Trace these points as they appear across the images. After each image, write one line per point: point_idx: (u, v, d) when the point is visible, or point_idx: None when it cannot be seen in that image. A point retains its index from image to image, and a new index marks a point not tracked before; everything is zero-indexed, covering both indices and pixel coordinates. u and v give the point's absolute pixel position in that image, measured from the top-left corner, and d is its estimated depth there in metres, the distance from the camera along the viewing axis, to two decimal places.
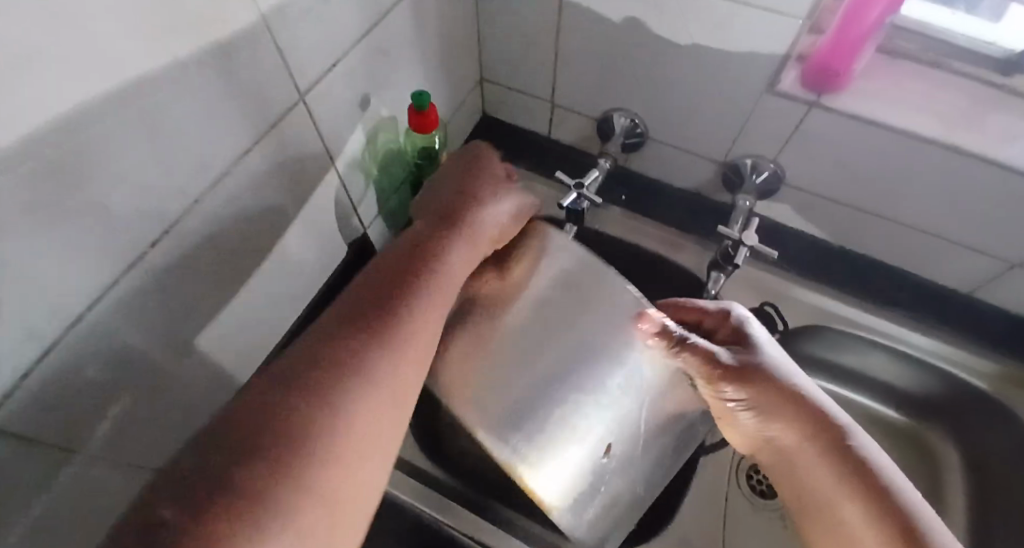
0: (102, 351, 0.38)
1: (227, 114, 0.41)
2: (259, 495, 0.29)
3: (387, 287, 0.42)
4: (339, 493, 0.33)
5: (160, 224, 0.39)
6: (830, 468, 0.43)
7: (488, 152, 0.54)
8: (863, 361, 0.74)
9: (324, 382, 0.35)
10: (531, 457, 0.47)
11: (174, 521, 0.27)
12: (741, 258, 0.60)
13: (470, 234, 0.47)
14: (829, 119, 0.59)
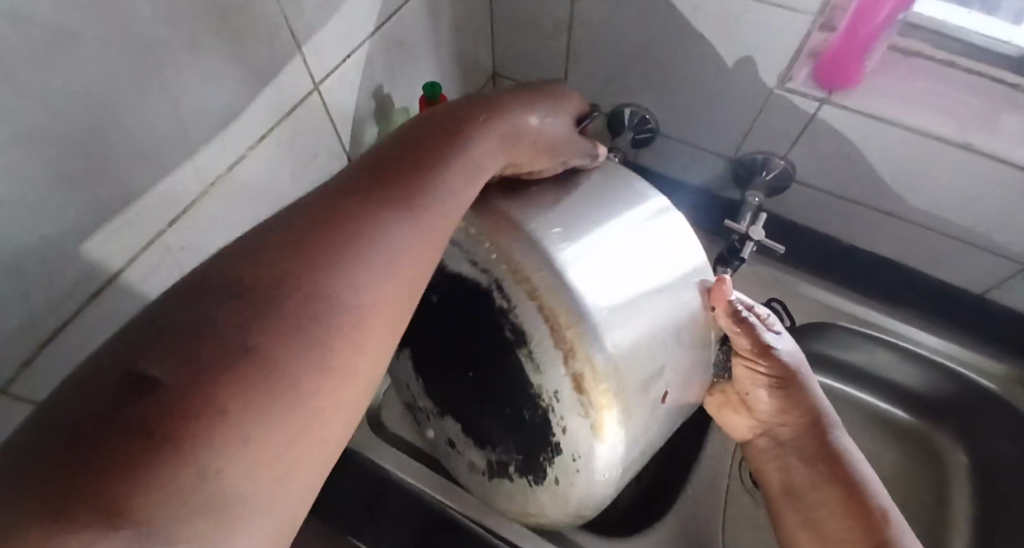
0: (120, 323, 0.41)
1: (243, 100, 0.43)
2: (250, 371, 0.23)
3: (419, 157, 0.34)
4: (343, 379, 0.26)
5: (178, 205, 0.41)
6: (818, 458, 0.49)
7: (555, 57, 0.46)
8: (870, 360, 0.73)
9: (328, 250, 0.27)
10: (618, 385, 0.39)
11: (166, 384, 0.21)
12: (747, 252, 0.61)
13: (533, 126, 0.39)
14: (840, 116, 0.59)
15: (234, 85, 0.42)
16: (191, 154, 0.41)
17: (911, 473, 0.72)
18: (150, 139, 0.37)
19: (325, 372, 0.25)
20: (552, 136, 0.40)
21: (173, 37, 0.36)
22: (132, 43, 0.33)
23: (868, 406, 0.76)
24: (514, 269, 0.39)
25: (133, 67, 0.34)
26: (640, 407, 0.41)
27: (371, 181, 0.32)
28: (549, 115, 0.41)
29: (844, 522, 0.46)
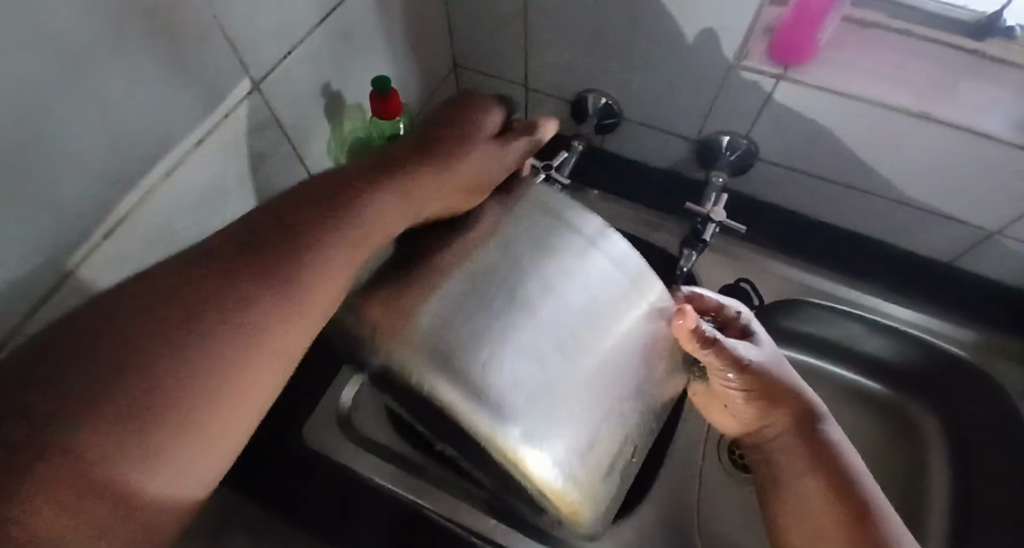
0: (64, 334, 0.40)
1: (179, 105, 0.42)
2: (81, 443, 0.25)
3: (313, 213, 0.34)
4: (186, 451, 0.28)
5: (112, 216, 0.40)
6: (804, 452, 0.48)
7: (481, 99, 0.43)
8: (843, 335, 0.73)
9: (186, 324, 0.29)
10: (534, 443, 0.35)
11: (19, 443, 0.24)
12: (709, 234, 0.60)
13: (442, 159, 0.39)
14: (796, 91, 0.58)
15: (164, 91, 0.41)
16: (122, 165, 0.40)
17: (885, 446, 0.73)
18: (74, 151, 0.36)
19: (163, 439, 0.27)
20: (459, 174, 0.39)
21: (92, 47, 0.34)
22: (46, 54, 0.32)
23: (843, 380, 0.76)
24: (394, 336, 0.36)
25: (52, 81, 0.33)
26: (573, 452, 0.36)
27: (258, 237, 0.33)
28: (451, 159, 0.39)
29: (834, 511, 0.45)
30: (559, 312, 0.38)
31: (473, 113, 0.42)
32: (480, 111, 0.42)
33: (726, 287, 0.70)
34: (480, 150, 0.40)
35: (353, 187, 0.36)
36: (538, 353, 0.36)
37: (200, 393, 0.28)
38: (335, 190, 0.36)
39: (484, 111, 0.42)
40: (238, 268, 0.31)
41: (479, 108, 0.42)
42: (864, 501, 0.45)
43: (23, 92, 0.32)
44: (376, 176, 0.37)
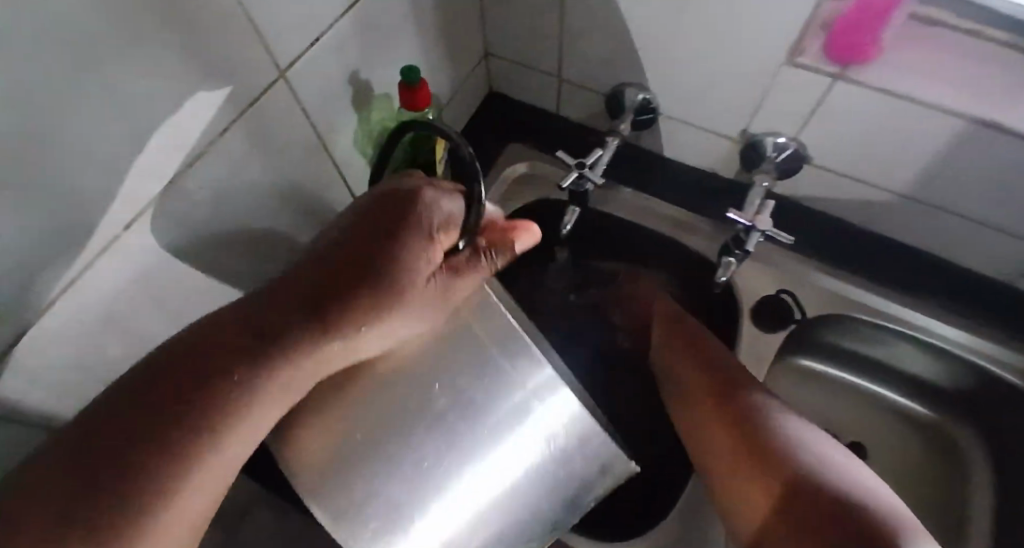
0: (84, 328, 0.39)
1: (201, 96, 0.40)
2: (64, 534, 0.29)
3: (231, 355, 0.34)
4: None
5: (134, 207, 0.39)
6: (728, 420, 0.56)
7: (428, 201, 0.38)
8: (880, 352, 0.71)
9: (118, 454, 0.30)
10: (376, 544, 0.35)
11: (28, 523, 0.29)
12: (753, 243, 0.56)
13: (367, 287, 0.36)
14: (854, 93, 0.54)
15: (185, 78, 0.38)
16: (143, 155, 0.38)
17: (914, 462, 0.73)
18: (93, 140, 0.34)
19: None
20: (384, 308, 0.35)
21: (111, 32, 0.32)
22: (60, 41, 0.30)
23: (874, 394, 0.76)
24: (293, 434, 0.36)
25: (67, 66, 0.31)
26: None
27: (189, 369, 0.33)
28: (374, 289, 0.35)
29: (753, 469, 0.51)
30: (455, 471, 0.35)
31: (422, 224, 0.37)
32: (426, 221, 0.37)
33: (767, 297, 0.68)
34: (420, 282, 0.36)
35: (274, 335, 0.35)
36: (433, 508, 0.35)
37: (115, 518, 0.30)
38: (258, 336, 0.35)
39: (436, 221, 0.38)
40: (166, 402, 0.32)
41: (429, 215, 0.37)
42: (769, 455, 0.51)
43: (37, 81, 0.29)
44: (297, 312, 0.35)
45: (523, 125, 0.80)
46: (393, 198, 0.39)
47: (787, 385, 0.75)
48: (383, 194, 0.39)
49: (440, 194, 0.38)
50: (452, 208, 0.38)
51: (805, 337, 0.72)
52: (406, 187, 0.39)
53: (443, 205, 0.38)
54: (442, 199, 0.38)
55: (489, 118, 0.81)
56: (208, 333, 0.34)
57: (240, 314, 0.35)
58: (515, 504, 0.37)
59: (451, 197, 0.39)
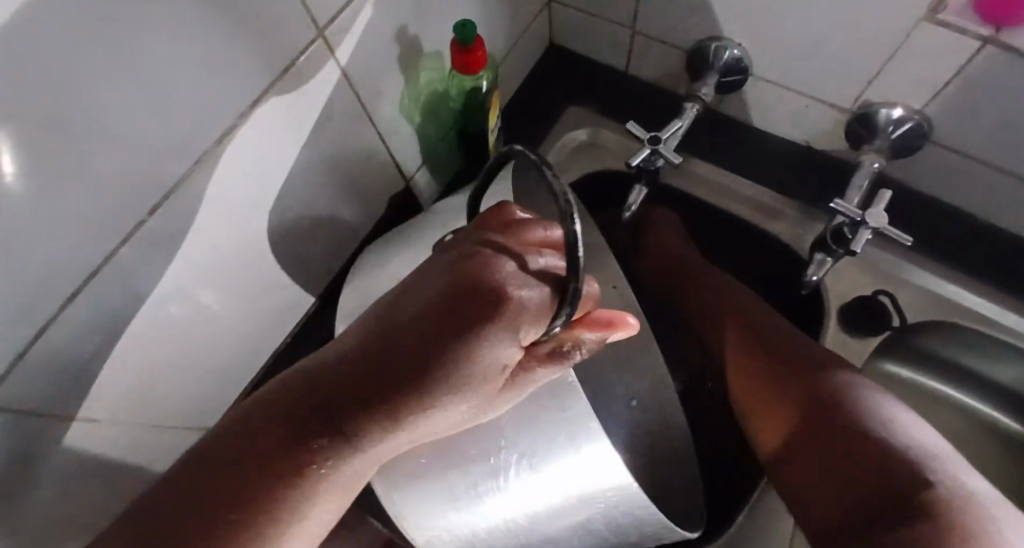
0: (116, 321, 0.36)
1: (236, 64, 0.34)
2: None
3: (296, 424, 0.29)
4: None
5: (159, 192, 0.34)
6: (775, 378, 0.51)
7: (525, 280, 0.26)
8: (986, 363, 0.62)
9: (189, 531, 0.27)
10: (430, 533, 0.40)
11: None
12: (861, 244, 0.47)
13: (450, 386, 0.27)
14: (1014, 63, 0.43)
15: (214, 41, 0.32)
16: (168, 135, 0.32)
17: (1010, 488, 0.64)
18: (114, 120, 0.29)
19: None
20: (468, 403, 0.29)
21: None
22: (80, 15, 0.24)
23: (966, 407, 0.67)
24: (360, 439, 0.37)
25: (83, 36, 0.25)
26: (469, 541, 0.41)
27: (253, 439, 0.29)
28: (460, 392, 0.28)
29: (811, 427, 0.47)
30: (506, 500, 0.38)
31: (493, 328, 0.26)
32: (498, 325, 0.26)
33: (860, 297, 0.60)
34: (492, 385, 0.29)
35: (323, 433, 0.29)
36: (479, 522, 0.39)
37: None
38: (307, 425, 0.29)
39: (512, 322, 0.26)
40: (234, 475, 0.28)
41: (504, 315, 0.26)
42: (832, 411, 0.46)
43: (49, 63, 0.24)
44: (361, 384, 0.28)
45: (586, 84, 0.71)
46: (461, 278, 0.27)
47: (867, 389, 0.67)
48: (457, 256, 0.29)
49: (522, 280, 0.26)
50: (537, 302, 0.26)
51: (899, 340, 0.64)
52: (483, 255, 0.28)
53: (525, 300, 0.26)
54: (523, 291, 0.26)
55: (549, 75, 0.72)
56: (266, 407, 0.30)
57: (293, 387, 0.30)
58: (553, 519, 0.40)
59: (537, 283, 0.27)
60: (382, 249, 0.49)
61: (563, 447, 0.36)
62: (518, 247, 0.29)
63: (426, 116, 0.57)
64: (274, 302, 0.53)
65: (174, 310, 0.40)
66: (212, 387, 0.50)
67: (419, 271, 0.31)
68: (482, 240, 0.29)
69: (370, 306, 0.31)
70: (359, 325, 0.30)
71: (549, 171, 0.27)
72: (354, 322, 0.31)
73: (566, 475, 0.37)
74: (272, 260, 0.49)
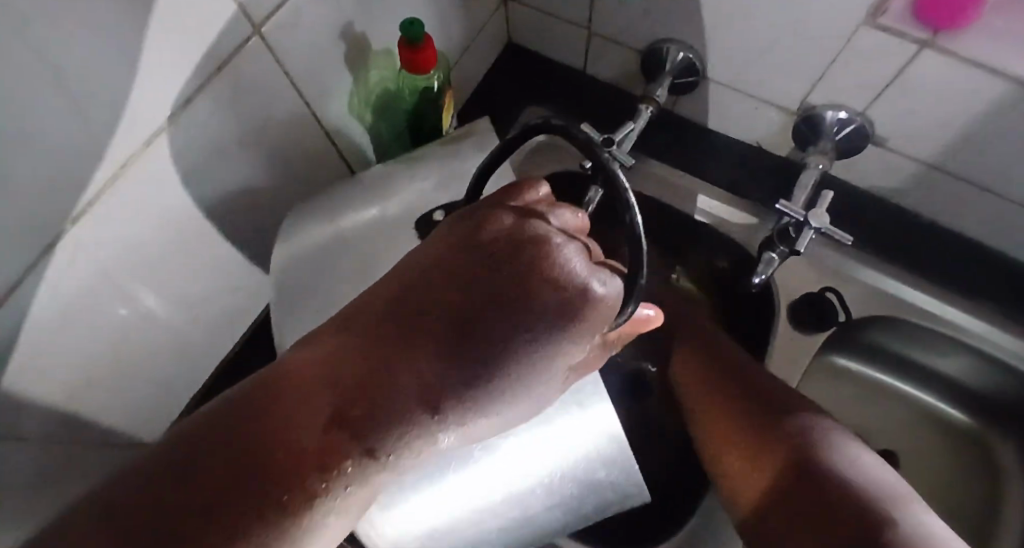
0: (42, 337, 0.34)
1: (167, 59, 0.33)
2: None
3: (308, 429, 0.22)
4: None
5: (80, 198, 0.32)
6: (774, 436, 0.51)
7: (597, 270, 0.25)
8: (926, 354, 0.65)
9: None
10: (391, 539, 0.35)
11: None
12: (805, 244, 0.49)
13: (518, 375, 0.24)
14: (948, 65, 0.44)
15: (141, 36, 0.31)
16: (90, 135, 0.31)
17: (948, 475, 0.67)
18: (37, 118, 0.27)
19: None
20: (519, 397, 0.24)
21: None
22: None
23: (910, 396, 0.70)
24: None
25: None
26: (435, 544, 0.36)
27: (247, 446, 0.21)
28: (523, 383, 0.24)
29: (826, 485, 0.47)
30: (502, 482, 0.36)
31: (579, 322, 0.24)
32: (586, 319, 0.24)
33: (809, 294, 0.61)
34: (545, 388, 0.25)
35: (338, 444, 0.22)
36: (444, 508, 0.35)
37: None
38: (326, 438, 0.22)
39: (594, 318, 0.24)
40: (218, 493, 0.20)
41: (591, 310, 0.24)
42: (836, 473, 0.47)
43: None
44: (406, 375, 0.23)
45: (544, 83, 0.71)
46: (537, 259, 0.24)
47: (815, 388, 0.70)
48: (517, 227, 0.25)
49: (602, 272, 0.25)
50: (617, 296, 0.25)
51: (849, 334, 0.65)
52: (552, 237, 0.25)
53: (608, 293, 0.25)
54: (608, 285, 0.25)
55: (507, 74, 0.71)
56: (255, 411, 0.22)
57: (305, 375, 0.23)
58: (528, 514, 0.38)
59: (610, 273, 0.26)
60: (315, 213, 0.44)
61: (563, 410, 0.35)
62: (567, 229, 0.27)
63: (378, 116, 0.56)
64: (222, 307, 0.52)
65: (110, 318, 0.39)
66: (155, 397, 0.48)
67: (458, 237, 0.26)
68: (536, 216, 0.26)
69: (396, 280, 0.26)
70: (395, 306, 0.25)
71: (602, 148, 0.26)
72: (373, 299, 0.26)
73: (562, 443, 0.36)
74: (220, 264, 0.48)
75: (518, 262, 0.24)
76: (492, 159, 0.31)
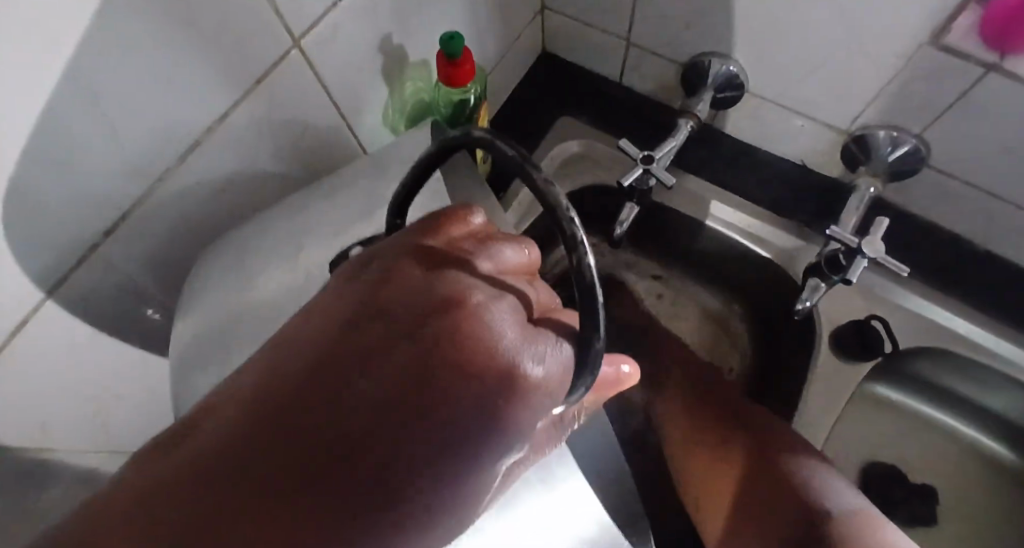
0: (69, 346, 0.34)
1: (201, 75, 0.33)
2: None
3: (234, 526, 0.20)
4: None
5: (113, 213, 0.32)
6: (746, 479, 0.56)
7: (529, 350, 0.22)
8: (976, 390, 0.62)
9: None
10: None
11: None
12: (857, 274, 0.47)
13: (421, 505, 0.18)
14: (1011, 87, 0.42)
15: (172, 52, 0.30)
16: (120, 147, 0.31)
17: (991, 521, 0.64)
18: (68, 131, 0.28)
19: None
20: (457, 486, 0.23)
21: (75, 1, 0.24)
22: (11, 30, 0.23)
23: (952, 430, 0.67)
24: None
25: (17, 52, 0.23)
26: None
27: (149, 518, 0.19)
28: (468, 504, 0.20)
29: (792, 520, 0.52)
30: None
31: (518, 402, 0.21)
32: (526, 401, 0.21)
33: (853, 322, 0.60)
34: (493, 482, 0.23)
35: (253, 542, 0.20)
36: None
37: None
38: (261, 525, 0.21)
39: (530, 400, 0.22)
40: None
41: (528, 391, 0.22)
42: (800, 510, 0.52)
43: None
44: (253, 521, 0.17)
45: (579, 94, 0.69)
46: (467, 327, 0.21)
47: (856, 417, 0.67)
48: (441, 283, 0.23)
49: (539, 347, 0.22)
50: (564, 370, 0.23)
51: (891, 364, 0.63)
52: (478, 294, 0.23)
53: (549, 369, 0.22)
54: (544, 362, 0.22)
55: (541, 83, 0.70)
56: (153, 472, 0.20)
57: (165, 480, 0.18)
58: None
59: (556, 339, 0.23)
60: (220, 273, 0.39)
61: (527, 496, 0.32)
62: (501, 269, 0.26)
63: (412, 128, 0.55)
64: None
65: (138, 327, 0.39)
66: None
67: (370, 295, 0.23)
68: (467, 267, 0.25)
69: (286, 347, 0.22)
70: (262, 397, 0.20)
71: (541, 174, 0.23)
72: (253, 371, 0.22)
73: (542, 534, 0.32)
74: None
75: (433, 339, 0.21)
76: (415, 176, 0.30)
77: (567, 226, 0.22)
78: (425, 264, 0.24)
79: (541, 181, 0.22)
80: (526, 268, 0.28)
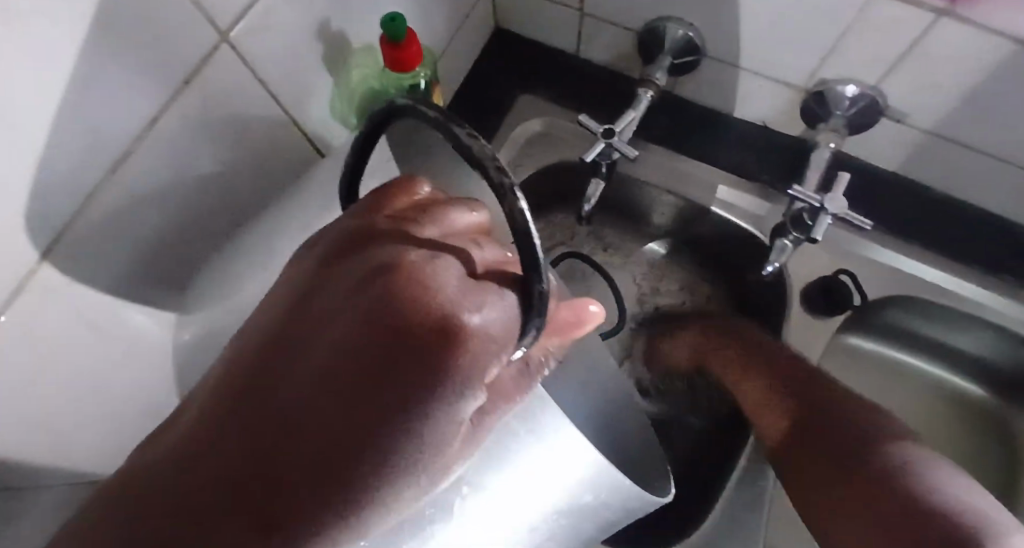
0: None
1: (125, 74, 0.30)
2: None
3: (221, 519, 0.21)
4: None
5: (44, 233, 0.29)
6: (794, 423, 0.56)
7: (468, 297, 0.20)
8: (946, 334, 0.63)
9: None
10: None
11: None
12: (822, 231, 0.46)
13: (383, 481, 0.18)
14: (963, 33, 0.42)
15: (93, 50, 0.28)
16: (44, 162, 0.28)
17: (966, 458, 0.66)
18: None
19: None
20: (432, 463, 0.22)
21: None
22: None
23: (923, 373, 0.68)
24: None
25: None
26: None
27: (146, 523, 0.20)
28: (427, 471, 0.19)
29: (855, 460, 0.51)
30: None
31: (458, 352, 0.19)
32: (466, 352, 0.19)
33: (825, 277, 0.60)
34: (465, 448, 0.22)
35: None
36: None
37: None
38: None
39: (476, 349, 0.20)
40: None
41: (469, 339, 0.20)
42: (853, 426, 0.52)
43: None
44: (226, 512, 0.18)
45: (536, 69, 0.67)
46: (397, 284, 0.20)
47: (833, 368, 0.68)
48: (375, 252, 0.22)
49: (479, 296, 0.21)
50: (508, 320, 0.21)
51: (864, 314, 0.64)
52: (413, 254, 0.22)
53: (490, 318, 0.20)
54: (484, 311, 0.20)
55: (497, 60, 0.68)
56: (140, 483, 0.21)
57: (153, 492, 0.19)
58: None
59: (498, 289, 0.21)
60: None
61: (515, 450, 0.27)
62: (449, 235, 0.24)
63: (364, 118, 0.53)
64: None
65: None
66: None
67: (316, 279, 0.23)
68: (406, 233, 0.23)
69: (237, 346, 0.23)
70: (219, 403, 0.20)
71: (462, 129, 0.21)
72: (213, 378, 0.22)
73: (529, 489, 0.28)
74: None
75: (364, 305, 0.20)
76: (359, 143, 0.28)
77: (493, 172, 0.20)
78: (363, 237, 0.24)
79: (463, 135, 0.21)
80: (479, 228, 0.26)
